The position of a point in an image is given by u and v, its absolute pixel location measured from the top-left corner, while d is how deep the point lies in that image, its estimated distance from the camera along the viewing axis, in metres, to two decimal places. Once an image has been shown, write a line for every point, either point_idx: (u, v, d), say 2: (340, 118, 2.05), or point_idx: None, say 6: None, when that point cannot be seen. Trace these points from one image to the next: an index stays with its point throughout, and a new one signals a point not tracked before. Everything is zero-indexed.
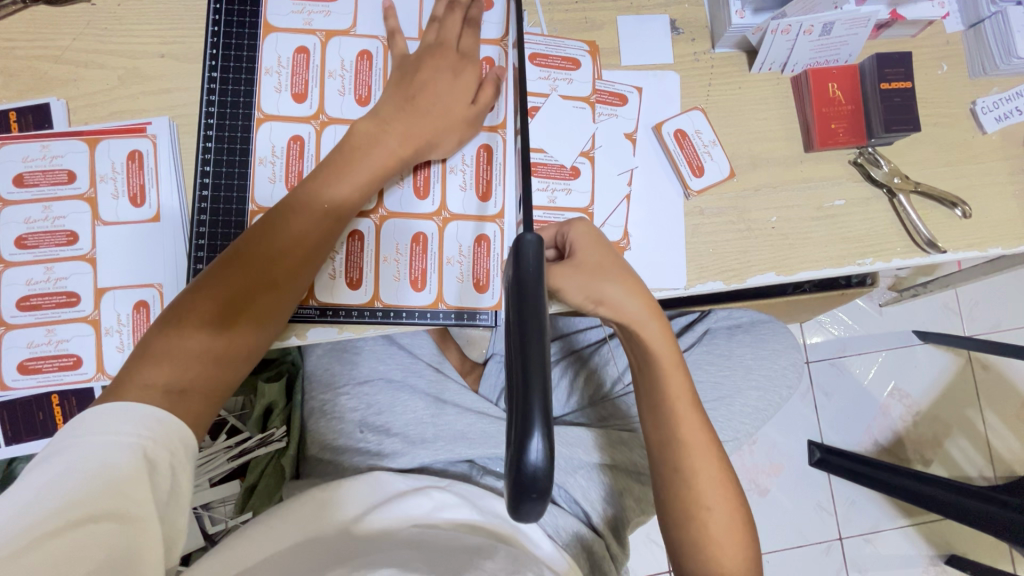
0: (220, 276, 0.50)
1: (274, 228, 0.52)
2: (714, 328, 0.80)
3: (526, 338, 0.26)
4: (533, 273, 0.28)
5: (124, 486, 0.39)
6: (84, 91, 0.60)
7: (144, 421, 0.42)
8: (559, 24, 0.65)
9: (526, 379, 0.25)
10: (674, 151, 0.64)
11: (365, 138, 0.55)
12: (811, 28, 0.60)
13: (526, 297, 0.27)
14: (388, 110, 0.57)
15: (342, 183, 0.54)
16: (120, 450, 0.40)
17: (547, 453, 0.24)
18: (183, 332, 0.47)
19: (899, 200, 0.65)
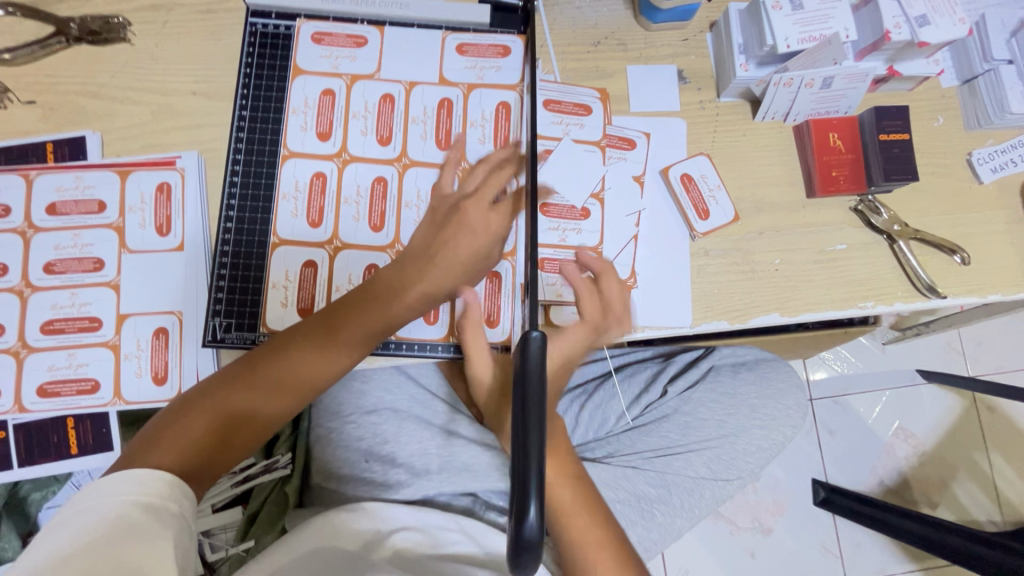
0: (271, 359, 0.55)
1: (322, 326, 0.55)
2: (718, 366, 0.80)
3: (528, 411, 0.32)
4: (536, 368, 0.34)
5: (140, 520, 0.43)
6: (118, 125, 0.63)
7: (147, 482, 0.47)
8: (572, 72, 0.69)
9: (525, 446, 0.31)
10: (680, 194, 0.66)
11: (388, 287, 0.56)
12: (812, 82, 0.63)
13: (528, 388, 0.33)
14: (412, 259, 0.57)
15: (387, 301, 0.56)
16: (129, 502, 0.45)
17: (539, 517, 0.29)
18: (230, 393, 0.54)
19: (899, 245, 0.67)
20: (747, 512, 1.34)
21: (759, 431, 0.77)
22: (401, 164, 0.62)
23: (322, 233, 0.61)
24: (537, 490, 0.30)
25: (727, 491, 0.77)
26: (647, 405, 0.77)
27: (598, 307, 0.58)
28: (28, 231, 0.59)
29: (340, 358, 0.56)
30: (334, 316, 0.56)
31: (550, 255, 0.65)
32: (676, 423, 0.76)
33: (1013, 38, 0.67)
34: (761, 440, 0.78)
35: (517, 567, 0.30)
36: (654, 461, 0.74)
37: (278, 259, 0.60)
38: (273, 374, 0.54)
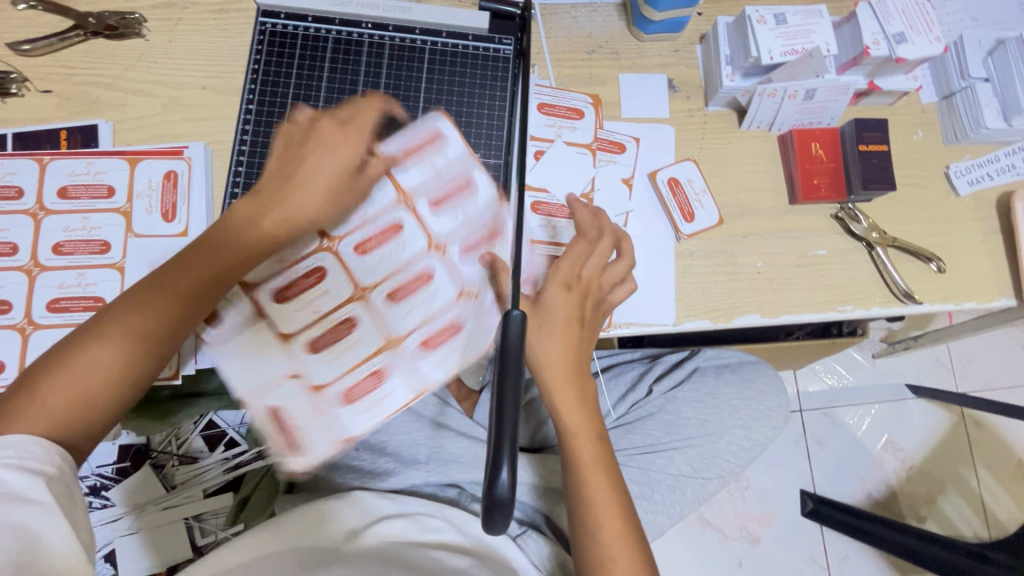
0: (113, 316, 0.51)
1: (168, 280, 0.53)
2: (703, 366, 0.82)
3: (505, 379, 0.35)
4: (516, 342, 0.36)
5: (16, 492, 0.41)
6: (130, 115, 0.66)
7: (21, 447, 0.44)
8: (567, 78, 0.72)
9: (502, 415, 0.33)
10: (666, 197, 0.69)
11: (241, 220, 0.56)
12: (795, 94, 0.66)
13: (507, 359, 0.36)
14: (266, 190, 0.57)
15: (240, 235, 0.55)
16: (0, 473, 0.42)
17: (512, 476, 0.31)
18: (87, 357, 0.49)
19: (877, 252, 0.69)
20: (734, 519, 1.35)
21: (741, 431, 0.79)
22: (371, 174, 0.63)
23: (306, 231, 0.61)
24: (511, 449, 0.32)
25: (708, 490, 0.78)
26: (632, 403, 0.81)
27: (599, 240, 0.61)
28: (39, 213, 0.61)
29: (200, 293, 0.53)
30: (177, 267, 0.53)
31: (547, 257, 0.66)
32: (661, 421, 0.78)
33: (988, 57, 0.70)
34: (744, 440, 0.79)
35: (490, 525, 0.32)
36: (637, 456, 0.75)
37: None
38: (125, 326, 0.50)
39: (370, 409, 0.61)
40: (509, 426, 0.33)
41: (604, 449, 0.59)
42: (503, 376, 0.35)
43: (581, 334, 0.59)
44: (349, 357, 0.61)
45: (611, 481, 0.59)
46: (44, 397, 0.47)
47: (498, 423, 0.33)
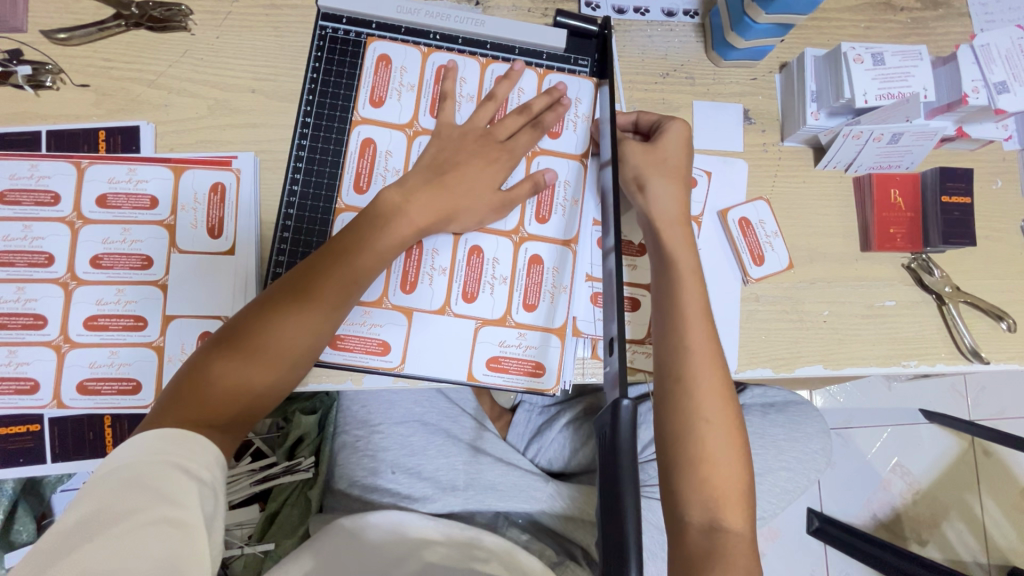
0: (229, 346, 0.51)
1: (297, 281, 0.53)
2: (749, 405, 0.80)
3: (619, 477, 0.33)
4: (627, 436, 0.34)
5: (173, 495, 0.41)
6: (173, 117, 0.61)
7: (183, 442, 0.45)
8: (638, 102, 0.67)
9: (619, 518, 0.31)
10: (737, 238, 0.65)
11: (389, 208, 0.56)
12: (880, 137, 0.63)
13: (619, 453, 0.33)
14: (416, 180, 0.57)
15: (369, 236, 0.55)
16: (165, 470, 0.43)
17: None
18: (227, 357, 0.50)
19: (948, 308, 0.67)
20: None
21: (785, 473, 0.77)
22: (411, 131, 0.60)
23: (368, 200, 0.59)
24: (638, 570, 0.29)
25: None
26: None
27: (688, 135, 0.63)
28: (76, 222, 0.57)
29: (330, 293, 0.53)
30: (292, 297, 0.52)
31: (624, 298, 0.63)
32: None
33: None
34: (786, 482, 0.78)
35: None
36: None
37: (339, 226, 0.58)
38: (250, 353, 0.50)
39: (544, 316, 0.59)
40: (631, 538, 0.31)
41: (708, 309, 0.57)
42: (617, 474, 0.33)
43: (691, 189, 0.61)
44: (499, 291, 0.59)
45: (715, 358, 0.55)
46: (195, 394, 0.49)
47: (620, 536, 0.31)
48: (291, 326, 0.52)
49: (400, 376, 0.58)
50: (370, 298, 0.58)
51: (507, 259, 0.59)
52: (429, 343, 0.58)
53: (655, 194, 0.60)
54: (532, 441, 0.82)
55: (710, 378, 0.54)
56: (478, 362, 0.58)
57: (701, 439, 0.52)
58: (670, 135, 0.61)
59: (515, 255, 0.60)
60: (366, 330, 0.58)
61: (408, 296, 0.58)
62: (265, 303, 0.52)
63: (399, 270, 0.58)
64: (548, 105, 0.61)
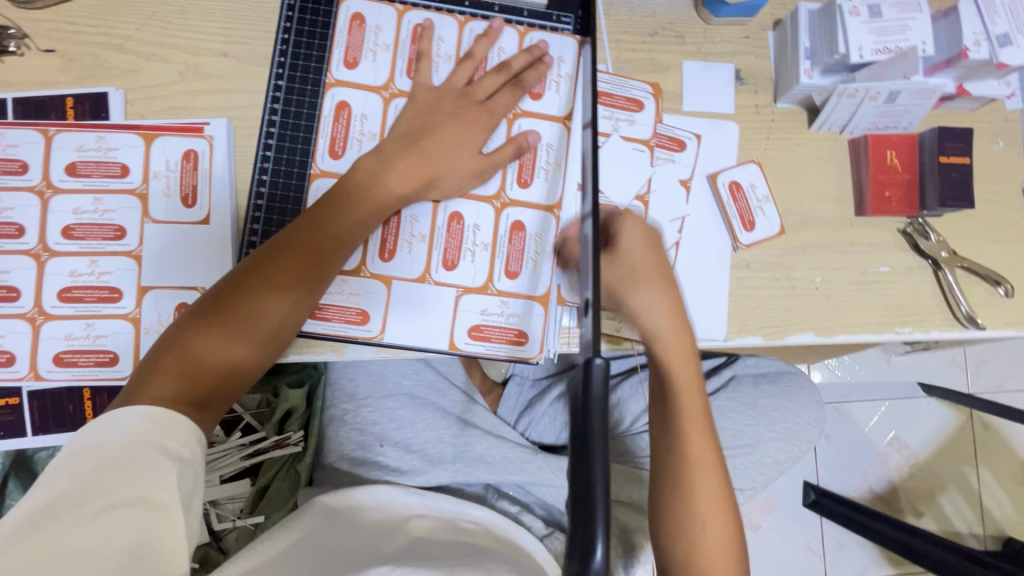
0: (206, 318, 0.49)
1: (278, 253, 0.51)
2: (740, 375, 0.79)
3: (589, 440, 0.31)
4: (601, 397, 0.32)
5: (150, 474, 0.41)
6: (143, 83, 0.59)
7: (161, 420, 0.44)
8: (625, 62, 0.65)
9: (590, 482, 0.30)
10: (727, 203, 0.64)
11: (365, 176, 0.54)
12: (877, 95, 0.60)
13: (591, 413, 0.32)
14: (393, 146, 0.56)
15: (348, 206, 0.53)
16: (140, 449, 0.42)
17: (607, 560, 0.28)
18: (207, 332, 0.48)
19: (944, 273, 0.65)
20: None
21: (776, 444, 0.77)
22: (387, 93, 0.58)
23: (343, 165, 0.57)
24: (602, 533, 0.28)
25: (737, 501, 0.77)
26: None
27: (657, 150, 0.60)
28: (46, 191, 0.56)
29: (314, 267, 0.52)
30: (273, 268, 0.50)
31: None
32: None
33: None
34: (778, 453, 0.77)
35: None
36: None
37: (315, 192, 0.57)
38: (232, 328, 0.49)
39: (526, 284, 0.59)
40: (601, 498, 0.29)
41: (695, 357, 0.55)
42: (587, 437, 0.31)
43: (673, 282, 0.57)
44: (480, 258, 0.58)
45: (703, 423, 0.54)
46: (176, 369, 0.47)
47: (587, 499, 0.29)
48: (272, 299, 0.50)
49: (381, 346, 0.57)
50: (349, 266, 0.57)
51: (488, 225, 0.58)
52: (410, 313, 0.58)
53: (640, 304, 0.54)
54: (523, 414, 0.82)
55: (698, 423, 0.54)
56: (460, 332, 0.57)
57: (690, 504, 0.53)
58: (626, 233, 0.58)
59: (496, 221, 0.58)
60: (344, 299, 0.57)
61: (388, 265, 0.57)
62: (244, 275, 0.50)
63: (378, 238, 0.57)
64: (529, 63, 0.59)
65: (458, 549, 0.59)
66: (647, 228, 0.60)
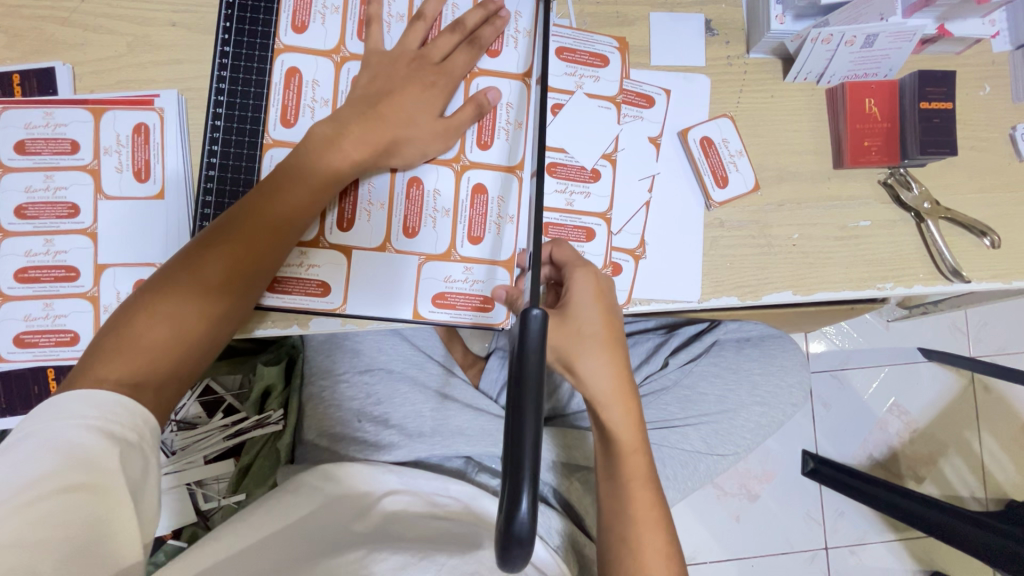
0: (154, 298, 0.47)
1: (229, 229, 0.49)
2: (721, 340, 0.76)
3: (522, 395, 0.30)
4: (535, 350, 0.31)
5: (93, 460, 0.40)
6: (91, 57, 0.57)
7: (107, 406, 0.42)
8: (590, 17, 0.62)
9: (520, 437, 0.29)
10: (698, 159, 0.61)
11: (320, 141, 0.52)
12: (853, 39, 0.57)
13: (525, 367, 0.31)
14: (349, 111, 0.54)
15: (300, 178, 0.51)
16: (83, 434, 0.41)
17: (531, 512, 0.28)
18: (157, 310, 0.47)
19: (927, 224, 0.63)
20: (735, 477, 1.29)
21: (759, 408, 0.76)
22: (338, 57, 0.57)
23: (297, 133, 0.56)
24: (528, 488, 0.28)
25: (721, 467, 0.75)
26: (647, 375, 0.76)
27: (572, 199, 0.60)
28: None
29: (268, 243, 0.50)
30: (224, 245, 0.49)
31: (577, 229, 0.61)
32: (676, 396, 0.74)
33: None
34: (761, 417, 0.76)
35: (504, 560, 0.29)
36: (650, 431, 0.72)
37: (268, 162, 0.56)
38: (183, 305, 0.48)
39: (489, 249, 0.58)
40: (529, 454, 0.29)
41: (636, 412, 0.57)
42: (520, 390, 0.30)
43: (622, 345, 0.57)
44: (442, 224, 0.58)
45: (634, 426, 0.57)
46: (125, 348, 0.46)
47: (516, 455, 0.29)
48: (223, 278, 0.49)
49: (345, 317, 0.57)
50: (308, 236, 0.56)
51: (449, 190, 0.58)
52: (374, 282, 0.57)
53: (586, 371, 0.55)
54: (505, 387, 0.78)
55: (633, 448, 0.57)
56: (423, 300, 0.57)
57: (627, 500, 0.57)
58: (579, 292, 0.54)
59: (457, 184, 0.58)
60: (303, 271, 0.56)
61: (348, 234, 0.56)
62: (193, 252, 0.49)
63: (334, 207, 0.56)
64: (484, 19, 0.57)
65: (435, 538, 0.57)
66: (602, 281, 0.56)
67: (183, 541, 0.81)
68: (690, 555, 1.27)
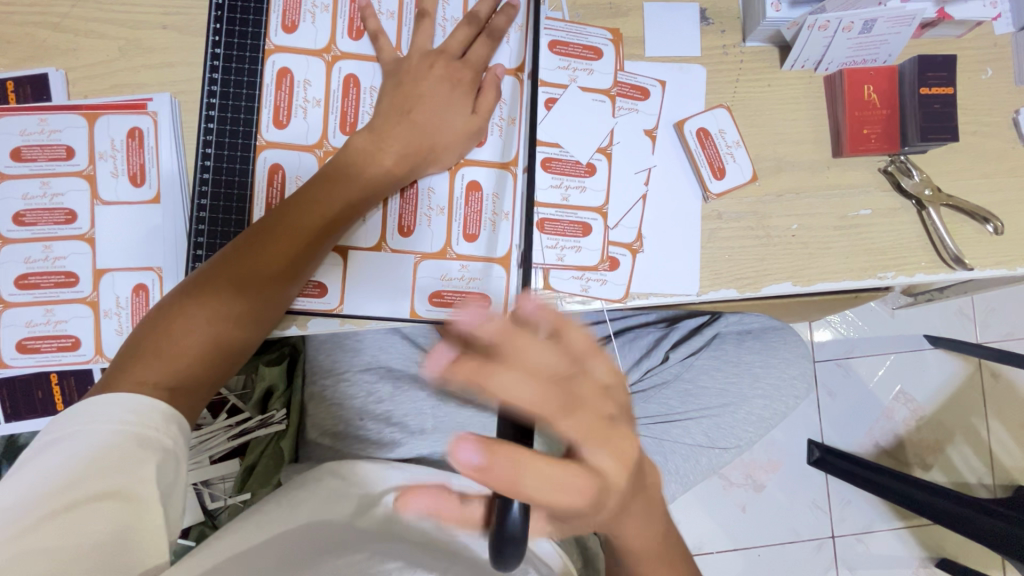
0: (188, 303, 0.48)
1: (265, 235, 0.50)
2: (724, 333, 0.76)
3: None
4: None
5: (129, 464, 0.41)
6: (84, 62, 0.57)
7: (144, 410, 0.43)
8: (582, 9, 0.61)
9: None
10: (694, 150, 0.61)
11: (360, 152, 0.54)
12: (850, 25, 0.57)
13: None
14: (384, 119, 0.55)
15: (339, 188, 0.52)
16: (120, 438, 0.41)
17: None
18: (194, 314, 0.47)
19: (928, 212, 0.62)
20: (740, 467, 1.28)
21: (761, 401, 0.75)
22: (329, 57, 0.57)
23: (290, 134, 0.56)
24: None
25: (723, 460, 0.75)
26: (647, 370, 0.74)
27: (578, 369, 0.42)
28: None
29: (303, 251, 0.51)
30: (261, 251, 0.50)
31: (573, 224, 0.60)
32: (676, 390, 0.74)
33: None
34: (763, 410, 0.76)
35: None
36: (652, 426, 0.72)
37: (262, 165, 0.56)
38: (219, 311, 0.48)
39: (484, 246, 0.58)
40: None
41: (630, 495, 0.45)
42: None
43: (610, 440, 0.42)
44: (437, 223, 0.58)
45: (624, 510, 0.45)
46: (162, 352, 0.46)
47: None
48: (254, 285, 0.49)
49: (342, 317, 0.57)
50: None
51: (444, 187, 0.58)
52: (371, 279, 0.57)
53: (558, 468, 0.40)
54: None
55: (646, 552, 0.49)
56: (420, 298, 0.57)
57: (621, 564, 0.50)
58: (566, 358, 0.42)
59: (451, 182, 0.58)
60: None
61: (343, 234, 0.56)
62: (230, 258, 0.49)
63: None
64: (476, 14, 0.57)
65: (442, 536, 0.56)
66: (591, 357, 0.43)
67: (191, 540, 0.82)
68: (696, 546, 1.27)
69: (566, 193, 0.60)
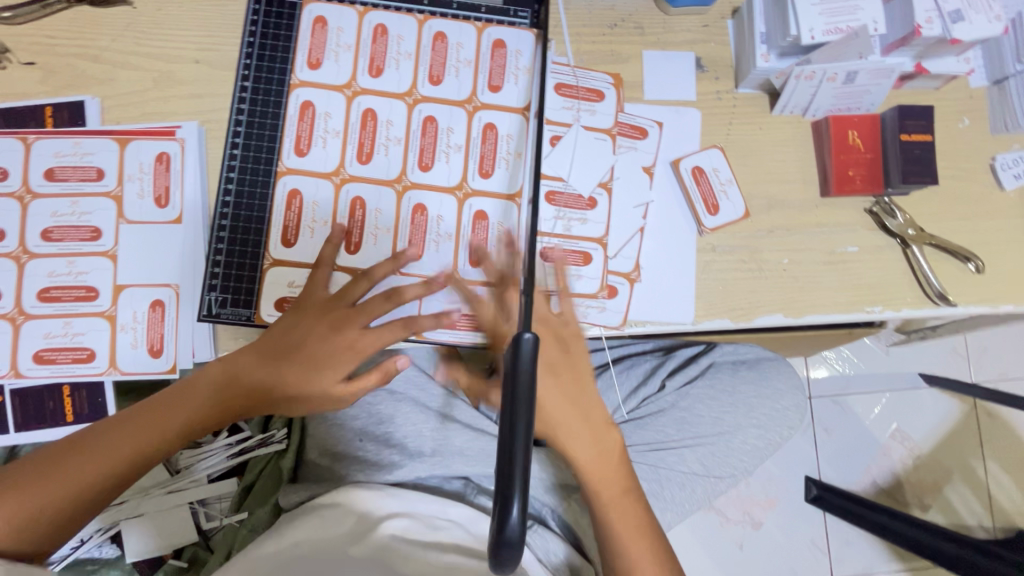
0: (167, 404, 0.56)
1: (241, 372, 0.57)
2: (718, 362, 0.78)
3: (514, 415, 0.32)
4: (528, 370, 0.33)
5: None
6: (119, 91, 0.61)
7: None
8: (586, 55, 0.66)
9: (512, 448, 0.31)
10: (689, 187, 0.64)
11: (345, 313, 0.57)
12: (834, 76, 0.61)
13: (518, 387, 0.33)
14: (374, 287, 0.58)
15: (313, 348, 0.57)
16: None
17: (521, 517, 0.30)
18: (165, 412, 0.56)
19: (912, 250, 0.65)
20: (736, 502, 1.28)
21: (756, 431, 0.77)
22: (350, 92, 0.61)
23: (309, 162, 0.60)
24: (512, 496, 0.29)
25: (719, 489, 0.77)
26: (644, 398, 0.76)
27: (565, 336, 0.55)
28: (26, 196, 0.58)
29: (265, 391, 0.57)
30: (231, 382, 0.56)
31: (575, 253, 0.63)
32: (673, 418, 0.75)
33: None
34: (758, 440, 0.77)
35: (497, 563, 0.31)
36: (647, 453, 0.73)
37: (281, 190, 0.59)
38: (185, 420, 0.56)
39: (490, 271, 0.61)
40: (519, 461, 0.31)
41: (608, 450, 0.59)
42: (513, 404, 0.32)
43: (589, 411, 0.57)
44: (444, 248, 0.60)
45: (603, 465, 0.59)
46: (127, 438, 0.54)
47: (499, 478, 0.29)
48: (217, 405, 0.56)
49: None
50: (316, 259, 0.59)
51: (451, 215, 0.61)
52: None
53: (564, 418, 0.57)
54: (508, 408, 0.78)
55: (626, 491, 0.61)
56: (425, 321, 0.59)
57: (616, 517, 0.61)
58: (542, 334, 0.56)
59: (459, 211, 0.61)
60: None
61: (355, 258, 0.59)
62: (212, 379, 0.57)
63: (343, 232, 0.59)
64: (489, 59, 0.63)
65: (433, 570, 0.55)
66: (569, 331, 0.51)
67: (183, 561, 0.81)
68: None
69: (568, 225, 0.63)
